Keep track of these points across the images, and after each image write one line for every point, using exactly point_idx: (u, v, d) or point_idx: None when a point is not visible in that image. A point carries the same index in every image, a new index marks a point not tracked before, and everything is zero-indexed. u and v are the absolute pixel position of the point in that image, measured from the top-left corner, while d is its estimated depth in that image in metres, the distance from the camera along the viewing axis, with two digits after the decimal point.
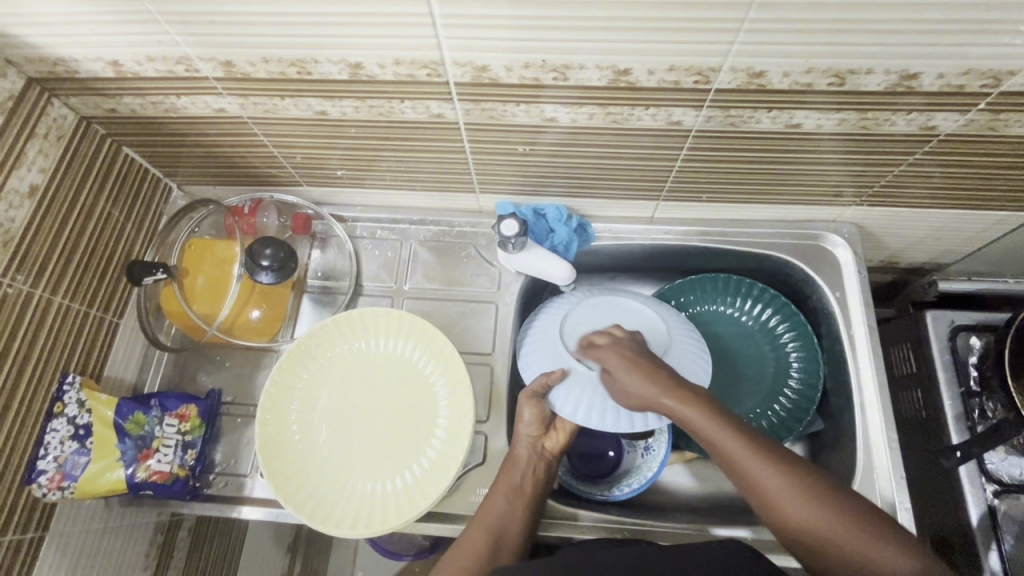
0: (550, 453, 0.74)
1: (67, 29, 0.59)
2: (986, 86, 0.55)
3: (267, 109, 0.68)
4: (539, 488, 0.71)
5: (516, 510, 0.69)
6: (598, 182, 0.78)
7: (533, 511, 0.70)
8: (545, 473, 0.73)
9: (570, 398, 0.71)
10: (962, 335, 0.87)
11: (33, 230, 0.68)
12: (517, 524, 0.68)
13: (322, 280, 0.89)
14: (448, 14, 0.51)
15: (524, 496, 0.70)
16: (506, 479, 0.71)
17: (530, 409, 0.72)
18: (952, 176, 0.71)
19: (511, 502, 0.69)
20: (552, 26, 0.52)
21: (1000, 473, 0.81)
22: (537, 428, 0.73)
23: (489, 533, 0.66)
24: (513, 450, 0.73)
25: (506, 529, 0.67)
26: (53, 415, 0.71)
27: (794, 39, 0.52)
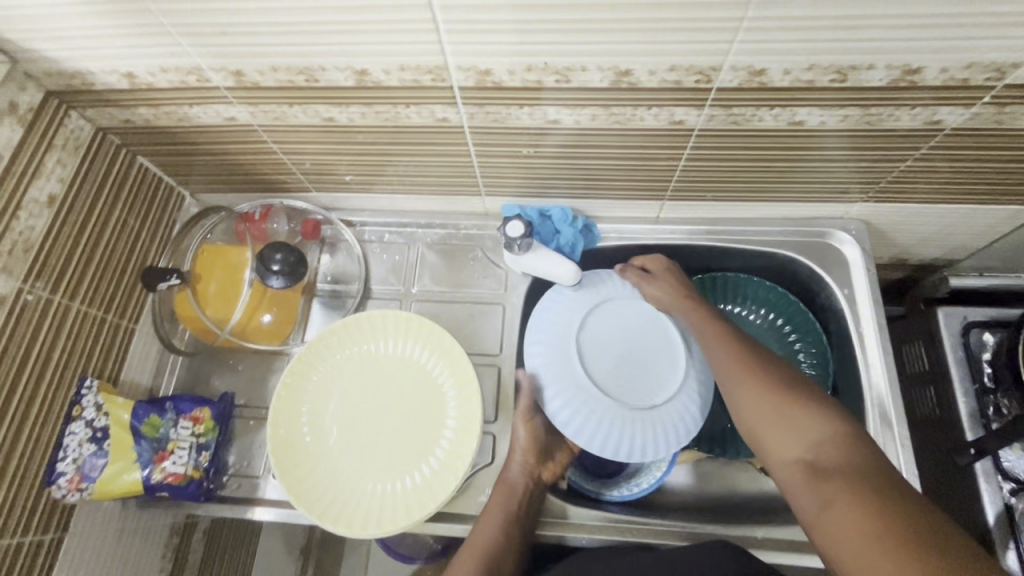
0: (545, 480, 0.70)
1: (61, 41, 0.56)
2: (990, 79, 0.52)
3: (277, 116, 0.65)
4: (531, 515, 0.68)
5: (514, 535, 0.66)
6: (608, 182, 0.74)
7: (524, 536, 0.67)
8: (538, 498, 0.69)
9: (574, 418, 0.70)
10: (974, 331, 0.81)
11: (54, 232, 0.65)
12: (508, 550, 0.65)
13: (331, 284, 0.84)
14: (446, 6, 0.48)
15: (517, 521, 0.66)
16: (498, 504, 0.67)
17: (525, 429, 0.72)
18: (992, 172, 0.66)
19: (504, 529, 0.65)
20: (588, 19, 0.48)
21: (1018, 470, 0.75)
22: (531, 453, 0.71)
23: (479, 560, 0.63)
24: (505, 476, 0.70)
25: (498, 556, 0.64)
26: (71, 419, 0.67)
27: (793, 32, 0.48)
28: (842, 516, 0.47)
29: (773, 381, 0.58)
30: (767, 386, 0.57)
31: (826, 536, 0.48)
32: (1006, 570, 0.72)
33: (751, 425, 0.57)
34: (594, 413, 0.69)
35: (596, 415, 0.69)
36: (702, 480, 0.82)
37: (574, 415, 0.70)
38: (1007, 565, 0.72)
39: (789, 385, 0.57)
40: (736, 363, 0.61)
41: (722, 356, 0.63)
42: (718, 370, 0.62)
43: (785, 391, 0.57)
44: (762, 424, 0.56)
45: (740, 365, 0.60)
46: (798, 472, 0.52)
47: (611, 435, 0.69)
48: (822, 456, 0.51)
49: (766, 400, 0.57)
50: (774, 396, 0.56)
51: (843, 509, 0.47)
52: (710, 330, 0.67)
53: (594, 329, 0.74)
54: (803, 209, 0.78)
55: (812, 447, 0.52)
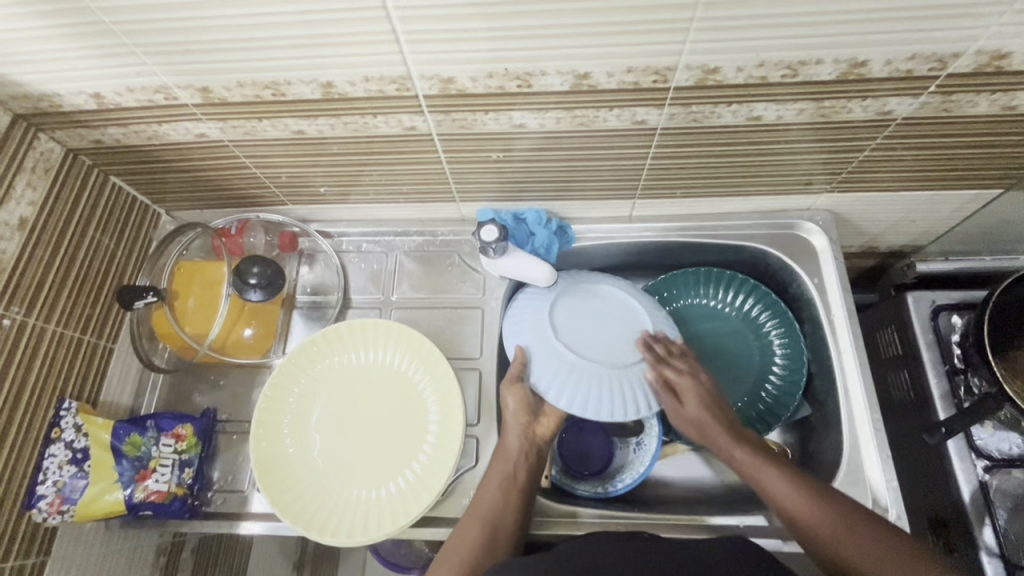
0: (542, 439, 0.71)
1: (20, 60, 0.56)
2: (933, 70, 0.54)
3: (247, 131, 0.66)
4: (531, 478, 0.68)
5: (510, 500, 0.65)
6: (579, 183, 0.76)
7: (525, 502, 0.66)
8: (538, 461, 0.70)
9: (573, 395, 0.70)
10: (943, 314, 0.84)
11: (27, 255, 0.65)
12: (512, 515, 0.64)
13: (311, 295, 0.85)
14: (406, 18, 0.49)
15: (516, 485, 0.67)
16: (496, 472, 0.67)
17: (514, 395, 0.72)
18: (941, 158, 0.68)
19: (503, 493, 0.66)
20: (544, 24, 0.49)
21: (989, 448, 0.78)
22: (524, 416, 0.71)
23: (483, 526, 0.63)
24: (502, 443, 0.70)
25: (500, 521, 0.64)
26: (51, 441, 0.67)
27: (756, 26, 0.49)
28: None
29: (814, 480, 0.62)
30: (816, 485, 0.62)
31: None
32: (985, 549, 0.73)
33: (793, 516, 0.60)
34: (591, 387, 0.70)
35: (596, 387, 0.70)
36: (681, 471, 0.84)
37: (573, 394, 0.70)
38: (984, 543, 0.73)
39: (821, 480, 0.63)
40: (781, 472, 0.63)
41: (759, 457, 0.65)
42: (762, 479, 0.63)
43: (822, 492, 0.61)
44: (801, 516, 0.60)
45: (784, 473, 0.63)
46: (839, 544, 0.57)
47: (616, 402, 0.70)
48: (850, 524, 0.58)
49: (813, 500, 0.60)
50: (822, 496, 0.61)
51: None
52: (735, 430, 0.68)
53: (567, 305, 0.76)
54: (772, 200, 0.80)
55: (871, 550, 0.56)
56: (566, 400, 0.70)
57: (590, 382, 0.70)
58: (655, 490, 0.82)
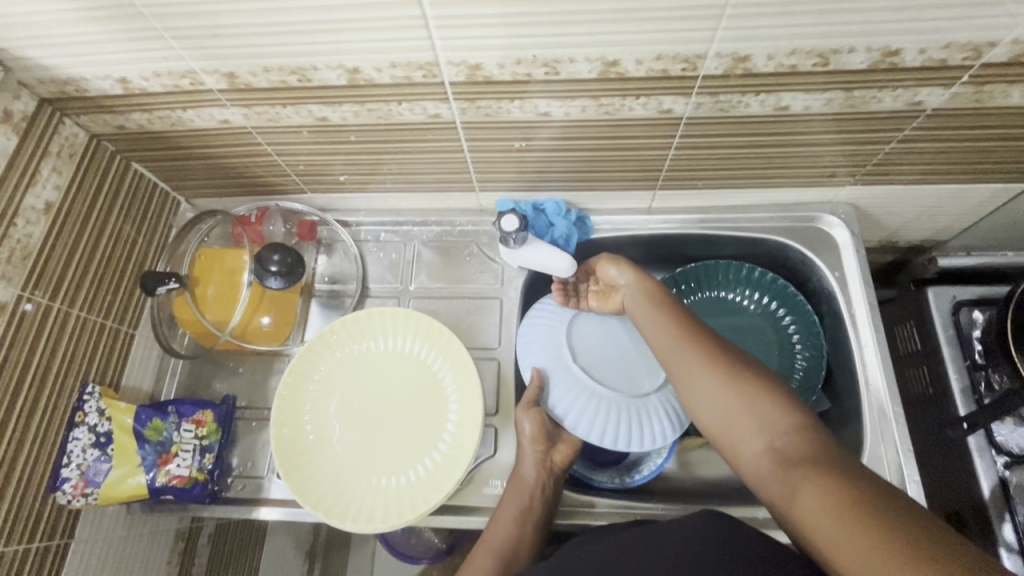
0: (558, 467, 0.69)
1: (49, 43, 0.56)
2: (967, 59, 0.53)
3: (270, 117, 0.65)
4: (547, 507, 0.67)
5: (525, 528, 0.65)
6: (600, 174, 0.75)
7: (540, 530, 0.66)
8: (555, 488, 0.69)
9: (591, 421, 0.71)
10: (964, 309, 0.83)
11: (52, 240, 0.65)
12: (526, 542, 0.65)
13: (329, 284, 0.85)
14: (436, 3, 0.49)
15: (531, 515, 0.66)
16: (511, 501, 0.66)
17: (531, 419, 0.70)
18: (967, 150, 0.68)
19: (517, 524, 0.65)
20: (575, 9, 0.49)
21: (1010, 444, 0.77)
22: (542, 442, 0.69)
23: (495, 560, 0.63)
24: (518, 470, 0.68)
25: (514, 553, 0.63)
26: (75, 424, 0.67)
27: (790, 12, 0.49)
28: (806, 503, 0.48)
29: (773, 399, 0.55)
30: (774, 407, 0.55)
31: (798, 515, 0.49)
32: (1005, 545, 0.73)
33: (726, 413, 0.57)
34: (608, 413, 0.71)
35: (613, 415, 0.71)
36: (698, 464, 0.83)
37: (589, 420, 0.71)
38: (1005, 540, 0.73)
39: (790, 399, 0.55)
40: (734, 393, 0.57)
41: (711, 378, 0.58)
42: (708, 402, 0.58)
43: (762, 389, 0.56)
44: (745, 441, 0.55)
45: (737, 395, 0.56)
46: (777, 477, 0.52)
47: (632, 431, 0.71)
48: (799, 455, 0.51)
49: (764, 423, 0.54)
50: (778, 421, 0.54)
51: (808, 489, 0.48)
52: (691, 345, 0.61)
53: (582, 330, 0.77)
54: (793, 193, 0.79)
55: (766, 426, 0.54)
56: (582, 426, 0.71)
57: (607, 409, 0.72)
58: (671, 482, 0.82)
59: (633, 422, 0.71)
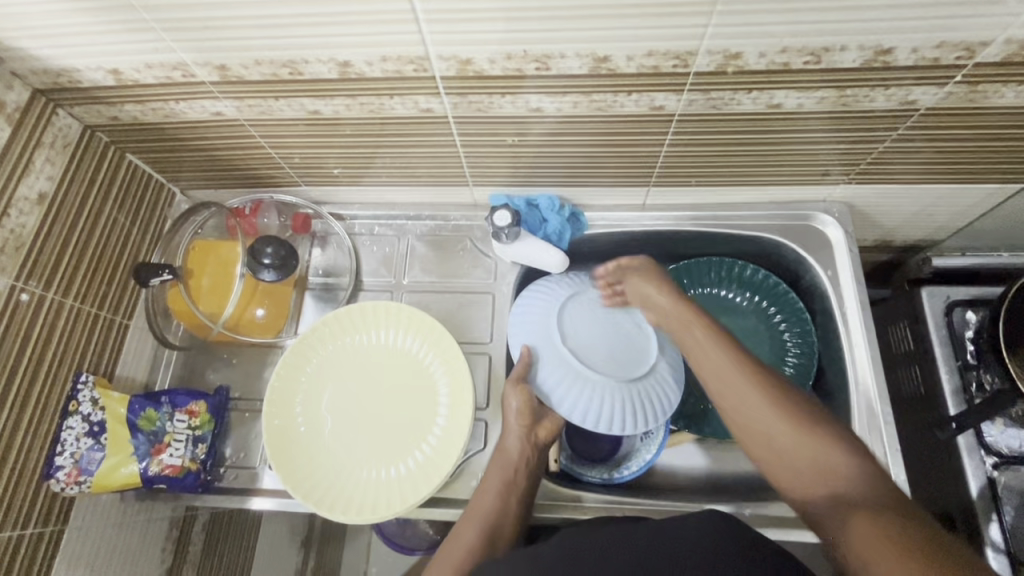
0: (543, 442, 0.70)
1: (39, 32, 0.56)
2: (961, 59, 0.53)
3: (263, 110, 0.66)
4: (531, 481, 0.68)
5: (510, 502, 0.65)
6: (593, 170, 0.75)
7: (524, 505, 0.66)
8: (538, 463, 0.69)
9: (576, 403, 0.70)
10: (957, 310, 0.83)
11: (46, 230, 0.66)
12: (511, 516, 0.65)
13: (323, 277, 0.85)
14: None
15: (515, 488, 0.66)
16: (496, 475, 0.67)
17: (518, 396, 0.70)
18: (963, 150, 0.67)
19: (502, 496, 0.65)
20: (566, 5, 0.49)
21: (998, 445, 0.77)
22: (527, 419, 0.69)
23: (480, 532, 0.62)
24: (502, 448, 0.69)
25: (498, 525, 0.63)
26: (69, 413, 0.68)
27: (779, 10, 0.49)
28: (849, 538, 0.48)
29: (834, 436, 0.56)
30: (829, 449, 0.55)
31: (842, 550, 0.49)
32: (990, 544, 0.74)
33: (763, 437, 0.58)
34: (594, 397, 0.70)
35: (600, 398, 0.70)
36: (688, 460, 0.84)
37: (575, 402, 0.71)
38: (990, 539, 0.73)
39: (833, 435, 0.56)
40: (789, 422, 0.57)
41: (775, 424, 0.58)
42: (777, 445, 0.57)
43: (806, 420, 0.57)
44: (802, 484, 0.55)
45: (794, 429, 0.57)
46: (835, 515, 0.51)
47: (618, 415, 0.70)
48: (857, 496, 0.51)
49: (822, 465, 0.54)
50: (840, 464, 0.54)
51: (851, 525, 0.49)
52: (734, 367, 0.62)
53: (576, 311, 0.76)
54: (788, 190, 0.79)
55: (814, 460, 0.55)
56: (568, 407, 0.71)
57: (594, 393, 0.71)
58: (660, 478, 0.83)
59: (620, 407, 0.70)
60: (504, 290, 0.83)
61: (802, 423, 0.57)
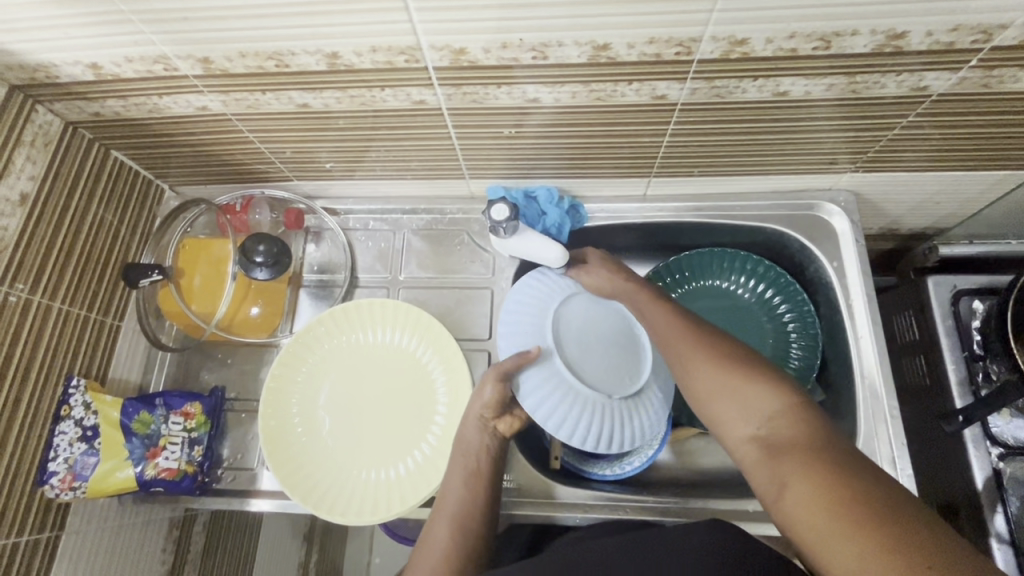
0: (504, 435, 0.68)
1: (9, 25, 0.53)
2: (977, 42, 0.51)
3: (250, 104, 0.63)
4: (496, 470, 0.65)
5: (477, 495, 0.63)
6: (592, 161, 0.73)
7: (492, 494, 0.64)
8: (500, 453, 0.67)
9: (581, 427, 0.68)
10: (964, 300, 0.82)
11: (28, 232, 0.63)
12: (480, 509, 0.62)
13: (318, 274, 0.83)
14: None
15: (481, 478, 0.64)
16: (459, 466, 0.64)
17: (493, 385, 0.67)
18: (975, 136, 0.65)
19: (469, 487, 0.63)
20: None
21: (1004, 436, 0.76)
22: (493, 409, 0.67)
23: (451, 530, 0.60)
24: (463, 438, 0.66)
25: (470, 521, 0.61)
26: (60, 419, 0.67)
27: None
28: (798, 499, 0.45)
29: (762, 382, 0.52)
30: (762, 391, 0.51)
31: (790, 516, 0.45)
32: (995, 535, 0.73)
33: (709, 387, 0.54)
34: (596, 419, 0.68)
35: (600, 419, 0.68)
36: (691, 455, 0.83)
37: (579, 426, 0.68)
38: (995, 531, 0.73)
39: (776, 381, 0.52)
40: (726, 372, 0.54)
41: (716, 376, 0.54)
42: (721, 397, 0.53)
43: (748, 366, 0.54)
44: (736, 431, 0.51)
45: (733, 377, 0.53)
46: (764, 466, 0.48)
47: (606, 432, 0.68)
48: (786, 444, 0.48)
49: (756, 412, 0.51)
50: (776, 412, 0.50)
51: (800, 486, 0.45)
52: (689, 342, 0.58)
53: (565, 325, 0.73)
54: (793, 180, 0.77)
55: (753, 410, 0.51)
56: (568, 429, 0.68)
57: (595, 415, 0.68)
58: (662, 472, 0.82)
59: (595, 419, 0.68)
60: (502, 285, 0.82)
61: (749, 376, 0.53)
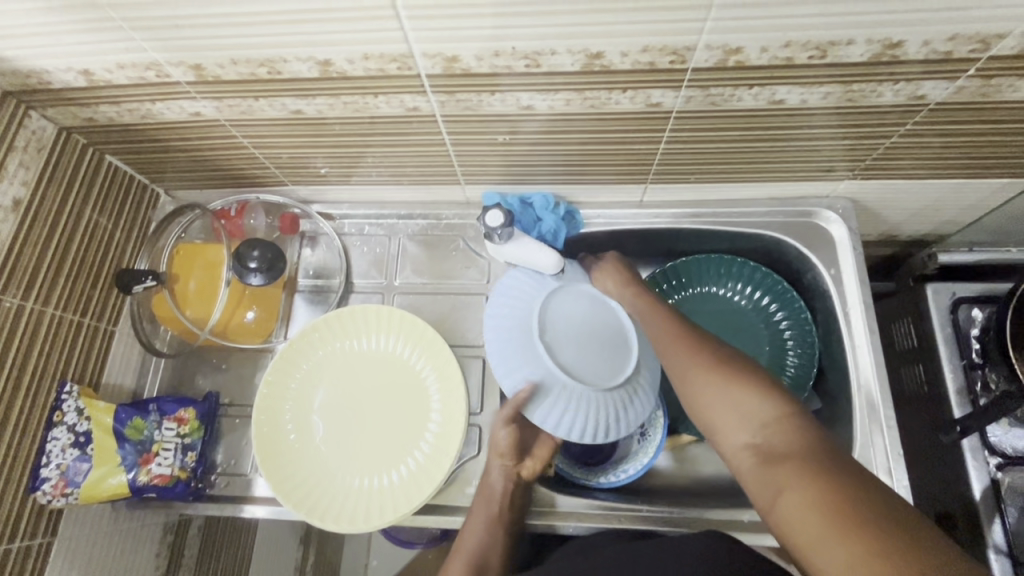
0: (527, 480, 0.69)
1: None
2: (975, 51, 0.50)
3: (243, 110, 0.63)
4: (517, 514, 0.68)
5: (497, 538, 0.66)
6: (587, 167, 0.73)
7: (512, 536, 0.67)
8: (522, 497, 0.68)
9: (559, 414, 0.68)
10: (963, 307, 0.81)
11: (21, 239, 0.63)
12: (498, 552, 0.65)
13: (313, 279, 0.83)
14: None
15: (502, 523, 0.66)
16: (481, 511, 0.66)
17: (507, 432, 0.69)
18: (975, 144, 0.64)
19: (489, 533, 0.65)
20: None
21: (1003, 445, 0.76)
22: (512, 455, 0.69)
23: (468, 570, 0.64)
24: (486, 482, 0.68)
25: (484, 566, 0.65)
26: (53, 424, 0.67)
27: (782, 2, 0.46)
28: (794, 506, 0.44)
29: (762, 390, 0.52)
30: (762, 399, 0.52)
31: (785, 523, 0.45)
32: (992, 546, 0.73)
33: (708, 393, 0.55)
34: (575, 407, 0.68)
35: (579, 408, 0.68)
36: (687, 462, 0.83)
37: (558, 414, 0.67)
38: (993, 541, 0.72)
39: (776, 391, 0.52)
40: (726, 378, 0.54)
41: (716, 381, 0.54)
42: (719, 403, 0.53)
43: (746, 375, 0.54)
44: (733, 438, 0.52)
45: (732, 385, 0.54)
46: (761, 472, 0.48)
47: (583, 421, 0.68)
48: (784, 452, 0.48)
49: (755, 419, 0.51)
50: (775, 420, 0.50)
51: (796, 493, 0.45)
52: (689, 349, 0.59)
53: (554, 313, 0.72)
54: (790, 187, 0.77)
55: (751, 417, 0.51)
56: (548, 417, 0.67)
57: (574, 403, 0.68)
58: (658, 480, 0.82)
59: (586, 414, 0.68)
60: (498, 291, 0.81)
61: (748, 383, 0.53)
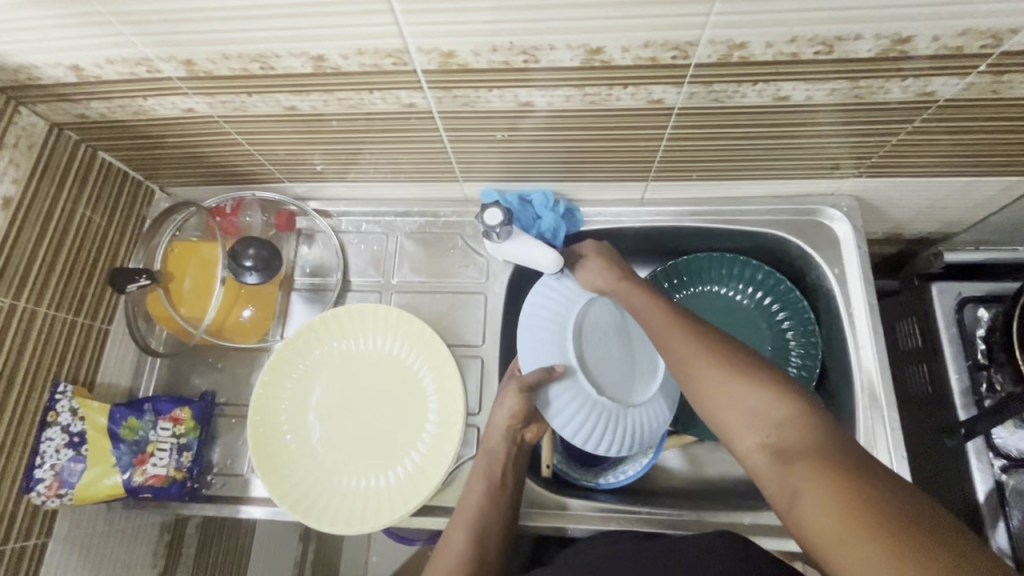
0: (527, 444, 0.70)
1: None
2: (985, 47, 0.49)
3: (236, 106, 0.62)
4: (518, 479, 0.67)
5: (497, 503, 0.64)
6: (588, 164, 0.71)
7: (514, 501, 0.66)
8: (522, 463, 0.68)
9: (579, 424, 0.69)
10: (969, 307, 0.80)
11: (12, 237, 0.62)
12: (499, 518, 0.64)
13: (310, 277, 0.82)
14: None
15: (503, 489, 0.66)
16: (482, 475, 0.66)
17: (514, 397, 0.68)
18: (984, 141, 0.63)
19: (490, 498, 0.64)
20: None
21: (1007, 447, 0.75)
22: (517, 421, 0.69)
23: (469, 535, 0.62)
24: (489, 448, 0.68)
25: (487, 534, 0.62)
26: (47, 424, 0.66)
27: None
28: (812, 506, 0.44)
29: (772, 386, 0.51)
30: (772, 395, 0.50)
31: (803, 524, 0.44)
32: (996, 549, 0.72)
33: (714, 391, 0.53)
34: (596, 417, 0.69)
35: (599, 420, 0.69)
36: (687, 463, 0.82)
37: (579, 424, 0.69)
38: (997, 544, 0.71)
39: (786, 386, 0.51)
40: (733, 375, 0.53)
41: (724, 379, 0.53)
42: (728, 401, 0.52)
43: (754, 370, 0.53)
44: (745, 437, 0.50)
45: (740, 382, 0.52)
46: (776, 472, 0.47)
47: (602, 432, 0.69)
48: (799, 450, 0.47)
49: (767, 417, 0.50)
50: (787, 417, 0.49)
51: (814, 493, 0.44)
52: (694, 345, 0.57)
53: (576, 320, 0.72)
54: (793, 185, 0.75)
55: (762, 415, 0.50)
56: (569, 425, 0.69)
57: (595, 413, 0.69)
58: (658, 480, 0.81)
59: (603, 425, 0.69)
60: (496, 290, 0.80)
61: (757, 380, 0.52)
